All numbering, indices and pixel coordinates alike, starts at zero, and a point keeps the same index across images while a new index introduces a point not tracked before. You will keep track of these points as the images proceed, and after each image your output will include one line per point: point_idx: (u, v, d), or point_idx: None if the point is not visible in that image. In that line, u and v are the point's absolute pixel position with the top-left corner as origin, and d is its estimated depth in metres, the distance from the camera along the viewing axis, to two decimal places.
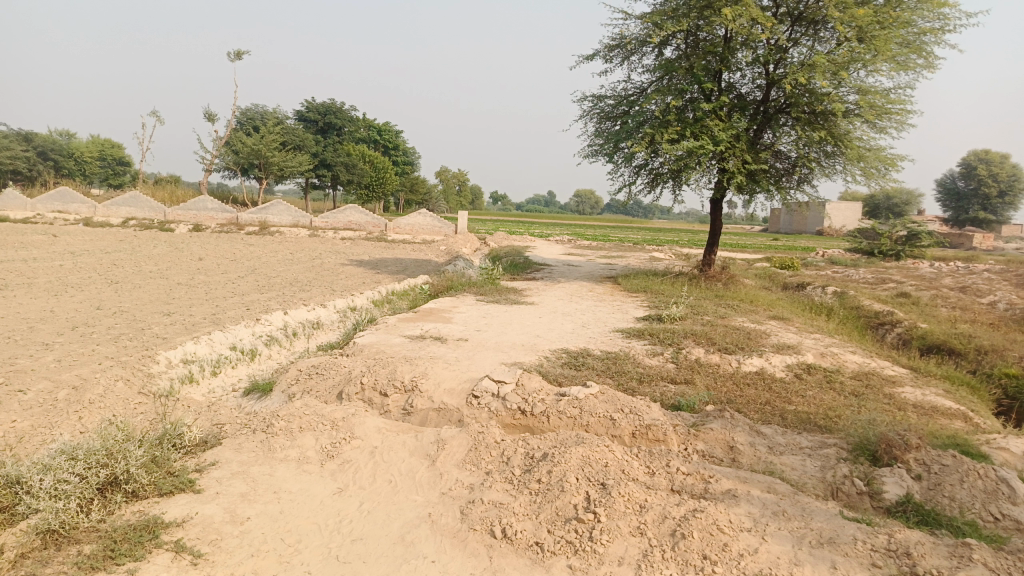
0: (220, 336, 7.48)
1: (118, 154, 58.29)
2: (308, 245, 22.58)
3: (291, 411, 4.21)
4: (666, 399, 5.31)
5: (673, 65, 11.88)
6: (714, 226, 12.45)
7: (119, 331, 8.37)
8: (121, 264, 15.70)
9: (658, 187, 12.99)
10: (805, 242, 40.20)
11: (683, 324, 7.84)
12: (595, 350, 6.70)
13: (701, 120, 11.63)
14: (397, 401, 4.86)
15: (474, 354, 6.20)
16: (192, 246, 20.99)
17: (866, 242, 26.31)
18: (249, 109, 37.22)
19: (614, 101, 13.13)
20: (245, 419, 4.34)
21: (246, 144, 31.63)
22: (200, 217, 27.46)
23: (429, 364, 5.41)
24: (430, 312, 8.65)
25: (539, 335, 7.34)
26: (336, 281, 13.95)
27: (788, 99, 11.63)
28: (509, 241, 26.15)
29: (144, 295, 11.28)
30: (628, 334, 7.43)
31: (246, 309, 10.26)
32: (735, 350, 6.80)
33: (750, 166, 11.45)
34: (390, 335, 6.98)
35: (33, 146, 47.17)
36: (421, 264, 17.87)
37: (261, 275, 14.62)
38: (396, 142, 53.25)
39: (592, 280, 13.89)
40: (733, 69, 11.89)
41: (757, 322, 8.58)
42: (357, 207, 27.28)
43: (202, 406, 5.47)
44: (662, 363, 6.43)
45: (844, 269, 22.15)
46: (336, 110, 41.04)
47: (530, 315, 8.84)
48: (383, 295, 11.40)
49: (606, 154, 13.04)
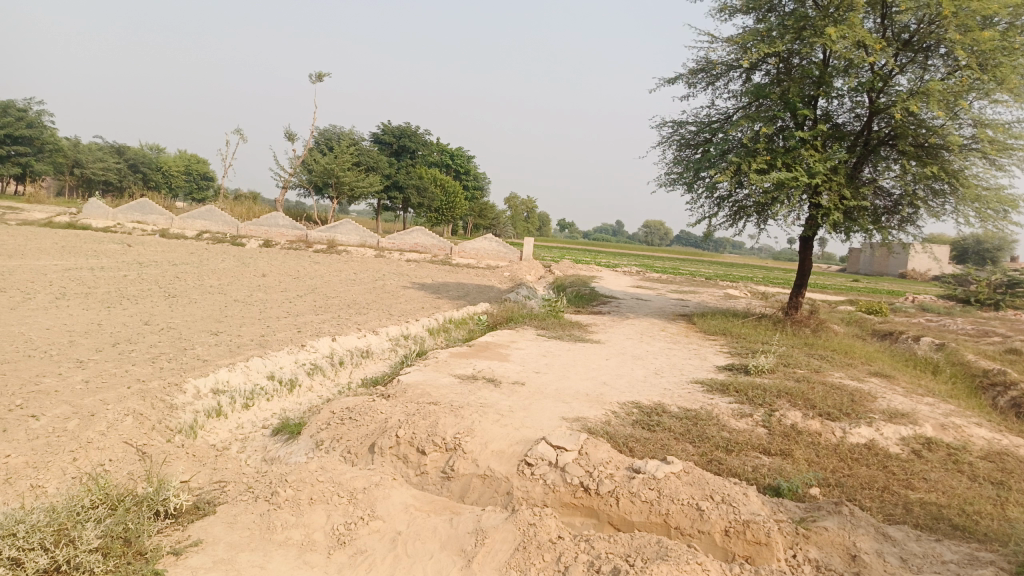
0: (259, 364, 6.90)
1: (201, 169, 60.25)
2: (372, 266, 22.37)
3: (305, 471, 3.50)
4: (761, 480, 4.37)
5: (763, 90, 10.94)
6: (804, 266, 11.34)
7: (160, 351, 7.94)
8: (184, 277, 15.60)
9: (740, 221, 11.99)
10: (890, 285, 37.83)
11: (774, 380, 6.83)
12: (672, 406, 5.81)
13: (794, 149, 10.62)
14: (436, 461, 4.11)
15: (531, 404, 5.39)
16: (258, 261, 20.95)
17: (961, 289, 24.35)
18: (326, 130, 37.94)
19: (696, 128, 12.24)
20: (255, 476, 3.66)
21: (319, 163, 31.97)
22: (271, 233, 27.61)
23: (478, 416, 4.64)
24: (487, 347, 7.89)
25: (606, 383, 6.47)
26: (395, 305, 13.40)
27: (893, 130, 10.50)
28: (575, 270, 25.34)
29: (196, 311, 10.96)
30: (710, 387, 6.50)
31: (296, 331, 9.74)
32: (840, 416, 5.77)
33: (849, 202, 10.33)
34: (438, 373, 6.23)
35: (124, 159, 49.81)
36: (484, 291, 17.27)
37: (320, 295, 14.25)
38: (468, 167, 53.40)
39: (663, 317, 12.96)
40: (831, 96, 10.84)
41: (857, 380, 7.49)
42: (423, 229, 26.96)
43: (222, 450, 4.83)
44: (752, 428, 5.48)
45: (939, 317, 20.35)
46: (411, 134, 41.23)
47: (596, 357, 7.97)
48: (440, 323, 10.75)
49: (685, 184, 12.16)
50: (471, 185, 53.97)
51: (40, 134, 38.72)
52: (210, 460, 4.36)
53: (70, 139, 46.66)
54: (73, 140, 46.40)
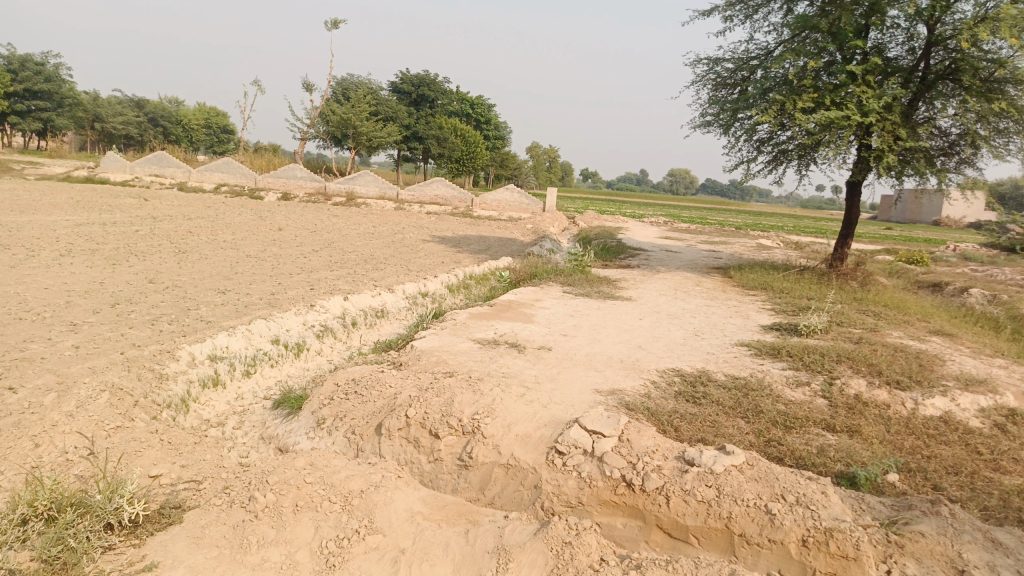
0: (263, 327, 6.36)
1: (221, 121, 59.56)
2: (391, 218, 21.73)
3: (289, 469, 3.14)
4: (831, 466, 3.74)
5: (810, 20, 9.97)
6: (851, 214, 10.51)
7: (161, 312, 7.42)
8: (196, 232, 15.10)
9: (781, 166, 11.16)
10: (927, 233, 36.41)
11: (828, 342, 6.14)
12: (717, 374, 5.18)
13: (844, 86, 9.68)
14: (451, 446, 3.54)
15: (560, 373, 4.78)
16: (275, 214, 20.38)
17: (1005, 238, 23.17)
18: (344, 80, 37.03)
19: (734, 66, 11.32)
20: (237, 475, 3.34)
21: (336, 113, 31.07)
22: (289, 185, 26.97)
23: (499, 390, 4.04)
24: (509, 306, 7.25)
25: (642, 346, 5.85)
26: (413, 260, 12.80)
27: (955, 63, 9.51)
28: (600, 221, 24.50)
29: (205, 268, 10.42)
30: (759, 351, 5.84)
31: (308, 289, 9.18)
32: (911, 385, 5.08)
33: (905, 143, 9.41)
34: (457, 337, 5.64)
35: (144, 113, 49.35)
36: (507, 244, 16.58)
37: (336, 250, 13.67)
38: (489, 116, 52.17)
39: (696, 270, 12.23)
40: (885, 26, 9.86)
41: (916, 341, 6.77)
42: (443, 180, 26.19)
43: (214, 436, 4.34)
44: (810, 401, 4.84)
45: (984, 267, 19.30)
46: (430, 82, 40.13)
47: (628, 316, 7.32)
48: (460, 279, 10.13)
49: (722, 126, 11.30)
50: (491, 134, 52.79)
51: (59, 88, 38.14)
52: (191, 448, 3.86)
53: (88, 92, 46.13)
54: (92, 95, 45.82)
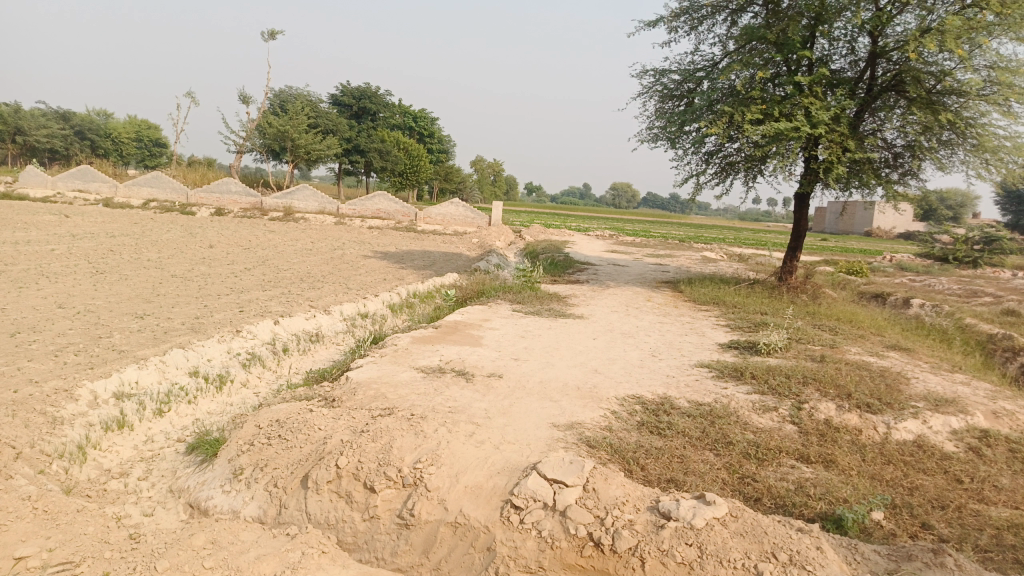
0: (180, 357, 5.71)
1: (153, 134, 57.46)
2: (332, 234, 21.00)
3: (183, 559, 2.85)
4: (814, 507, 3.39)
5: (756, 31, 9.85)
6: (800, 225, 10.41)
7: (67, 341, 6.67)
8: (119, 250, 14.14)
9: (728, 179, 11.04)
10: (862, 244, 37.52)
11: (790, 361, 5.85)
12: (681, 400, 4.82)
13: (791, 97, 9.58)
14: (389, 501, 3.06)
15: (512, 405, 4.33)
16: (207, 231, 19.42)
17: (938, 248, 23.88)
18: (281, 93, 36.10)
19: (680, 77, 11.17)
20: (125, 558, 2.89)
21: (273, 125, 30.09)
22: (223, 200, 25.90)
23: (445, 431, 3.56)
24: (455, 328, 6.77)
25: (598, 370, 5.45)
26: (354, 278, 12.19)
27: (899, 74, 9.51)
28: (546, 235, 24.26)
29: (124, 290, 9.62)
30: (720, 373, 5.50)
31: (238, 311, 8.52)
32: (882, 407, 4.80)
33: (853, 154, 9.34)
34: (398, 366, 5.13)
35: (71, 126, 47.26)
36: (451, 259, 16.10)
37: (271, 268, 12.96)
38: (433, 130, 51.75)
39: (647, 285, 11.98)
40: (829, 37, 9.82)
41: (874, 357, 6.56)
42: (386, 194, 25.57)
43: (113, 497, 3.76)
44: (779, 428, 4.51)
45: (920, 276, 19.76)
46: (371, 95, 39.50)
47: (581, 336, 6.93)
48: (403, 298, 9.62)
49: (669, 138, 11.13)
50: (434, 149, 52.34)
51: None
52: (72, 517, 3.16)
53: (8, 104, 43.77)
54: (14, 106, 43.50)
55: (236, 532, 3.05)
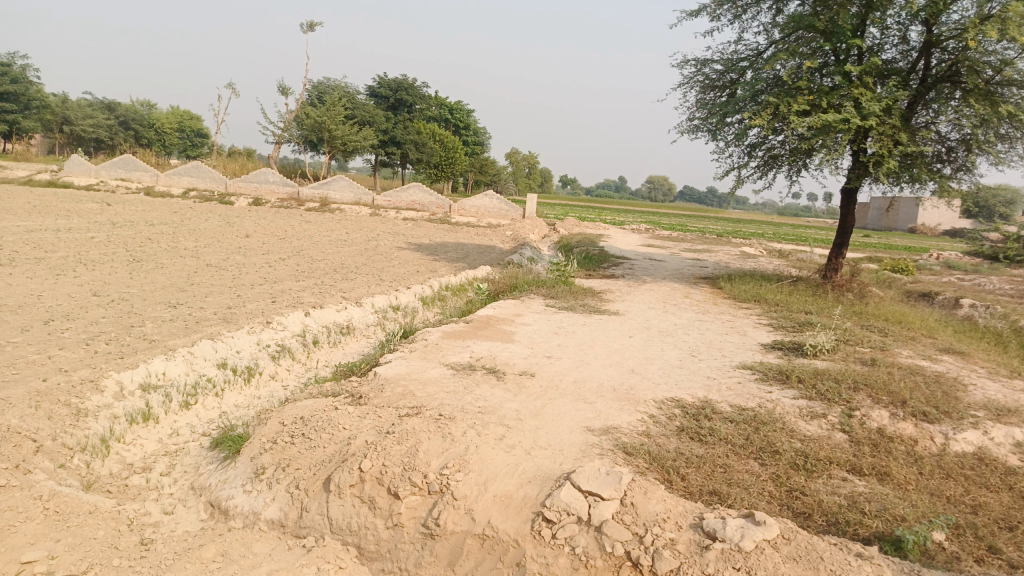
0: (208, 349, 5.62)
1: (194, 125, 58.38)
2: (366, 225, 21.02)
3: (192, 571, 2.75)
4: (870, 526, 3.14)
5: (804, 19, 9.46)
6: (846, 222, 10.02)
7: (99, 330, 6.66)
8: (157, 239, 14.27)
9: (771, 172, 10.68)
10: (907, 241, 36.46)
11: (837, 364, 5.55)
12: (722, 404, 4.58)
13: (840, 87, 9.18)
14: (414, 509, 2.90)
15: (545, 407, 4.14)
16: (244, 221, 19.58)
17: (988, 246, 23.02)
18: (319, 84, 36.30)
19: (722, 67, 10.82)
20: (134, 567, 2.82)
21: (310, 116, 30.22)
22: (261, 190, 26.11)
23: (475, 434, 3.39)
24: (487, 323, 6.59)
25: (634, 371, 5.23)
26: (386, 269, 12.11)
27: (956, 64, 9.05)
28: (581, 227, 23.98)
29: (159, 279, 9.65)
30: (764, 376, 5.24)
31: (269, 302, 8.46)
32: (940, 416, 4.49)
33: (905, 148, 8.93)
34: (426, 362, 4.97)
35: (116, 116, 48.22)
36: (485, 252, 15.95)
37: (305, 258, 12.95)
38: (468, 122, 51.66)
39: (684, 280, 11.68)
40: (881, 25, 9.39)
41: (927, 361, 6.22)
42: (420, 185, 25.53)
43: (133, 494, 3.67)
44: (829, 436, 4.25)
45: (970, 275, 19.05)
46: (408, 87, 39.52)
47: (617, 333, 6.71)
48: (435, 290, 9.48)
49: (710, 130, 10.80)
50: (470, 141, 52.24)
51: (25, 90, 36.79)
52: (83, 518, 3.08)
53: (56, 94, 44.77)
54: (61, 97, 44.47)
55: (250, 542, 2.94)
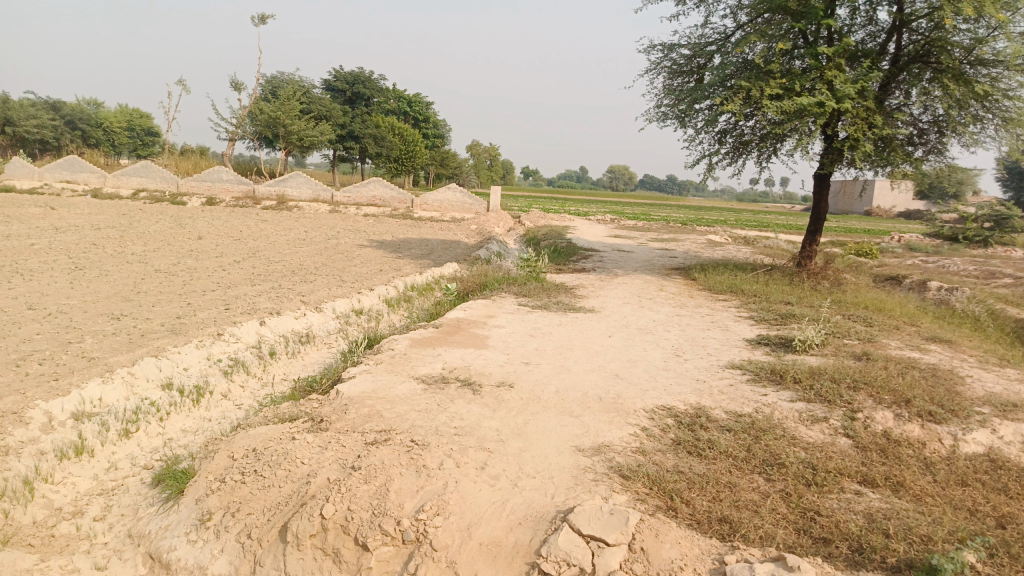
0: (152, 368, 5.07)
1: (145, 123, 56.59)
2: (326, 222, 20.38)
3: None
4: (897, 551, 2.80)
5: (773, 0, 9.18)
6: (819, 209, 9.81)
7: (31, 348, 6.07)
8: (102, 244, 13.50)
9: (741, 159, 10.43)
10: (867, 224, 36.94)
11: (829, 360, 5.26)
12: (716, 411, 4.24)
13: (812, 70, 8.93)
14: (386, 562, 2.49)
15: (528, 424, 3.75)
16: (197, 221, 18.78)
17: (948, 228, 23.29)
18: (273, 78, 35.35)
19: (689, 52, 10.52)
20: None
21: (264, 111, 29.28)
22: (215, 189, 25.21)
23: (453, 465, 2.99)
24: (457, 327, 6.18)
25: (619, 376, 4.87)
26: (348, 269, 11.60)
27: (926, 44, 8.86)
28: (546, 220, 23.64)
29: (103, 288, 9.01)
30: (757, 377, 4.92)
31: (223, 309, 7.92)
32: (946, 416, 4.21)
33: (879, 131, 8.72)
34: (394, 376, 4.53)
35: (61, 115, 46.37)
36: (450, 247, 15.50)
37: (262, 260, 12.34)
38: (428, 115, 50.93)
39: (657, 272, 11.40)
40: (850, 5, 9.16)
41: (917, 352, 5.98)
42: (381, 180, 24.91)
43: (59, 547, 3.19)
44: (833, 442, 3.94)
45: (933, 257, 19.18)
46: (365, 80, 38.70)
47: (596, 333, 6.35)
48: (400, 291, 9.02)
49: (679, 117, 10.50)
50: (430, 134, 51.54)
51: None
52: None
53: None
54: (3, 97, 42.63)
55: None
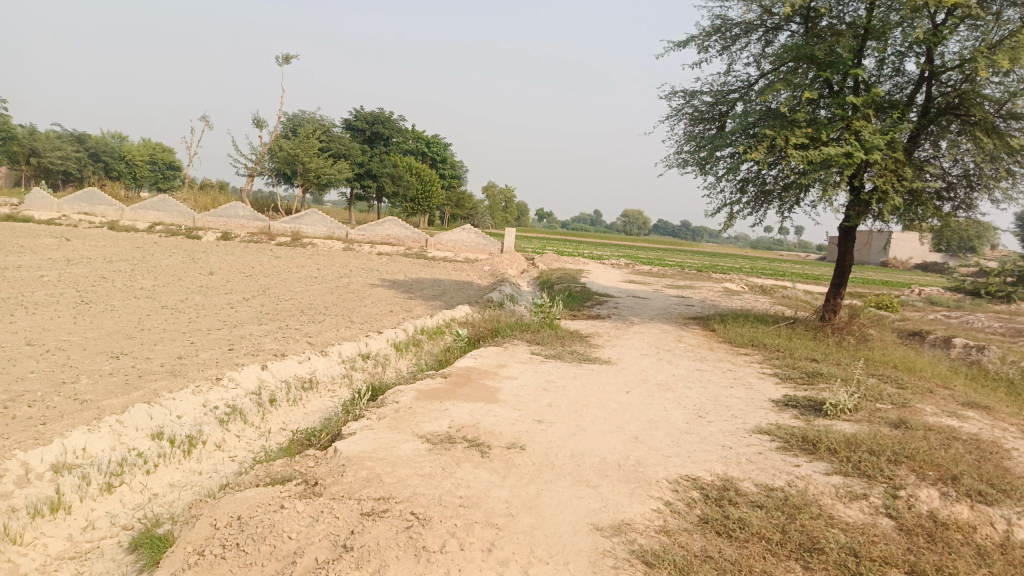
0: (142, 417, 4.73)
1: (166, 157, 57.39)
2: (340, 260, 20.25)
3: None
4: None
5: (799, 49, 9.03)
6: (844, 262, 9.50)
7: (22, 388, 5.81)
8: (112, 277, 13.36)
9: (763, 208, 10.18)
10: (884, 275, 36.44)
11: (864, 427, 4.91)
12: (745, 484, 3.90)
13: (839, 120, 8.72)
14: None
15: (540, 495, 3.43)
16: (210, 256, 18.69)
17: (970, 281, 22.83)
18: (294, 116, 35.79)
19: (712, 99, 10.38)
20: None
21: (283, 148, 29.49)
22: (230, 225, 25.25)
23: (456, 548, 2.67)
24: (467, 378, 5.87)
25: (639, 439, 4.54)
26: (358, 309, 11.35)
27: (955, 97, 8.65)
28: (560, 263, 23.43)
29: (106, 325, 8.79)
30: (788, 444, 4.57)
31: (226, 350, 7.66)
32: (999, 497, 3.83)
33: (908, 183, 8.46)
34: (398, 434, 4.22)
35: (86, 148, 47.01)
36: (463, 289, 15.27)
37: (271, 298, 12.13)
38: (445, 155, 51.34)
39: (674, 322, 11.08)
40: (878, 55, 9.01)
41: (955, 419, 5.59)
42: (396, 219, 24.87)
43: None
44: (875, 524, 3.58)
45: (956, 312, 18.73)
46: (384, 120, 39.09)
47: (613, 388, 6.02)
48: (410, 335, 8.74)
49: (700, 164, 10.30)
50: (447, 174, 51.86)
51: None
52: None
53: (22, 126, 43.59)
54: (30, 129, 43.41)
55: None
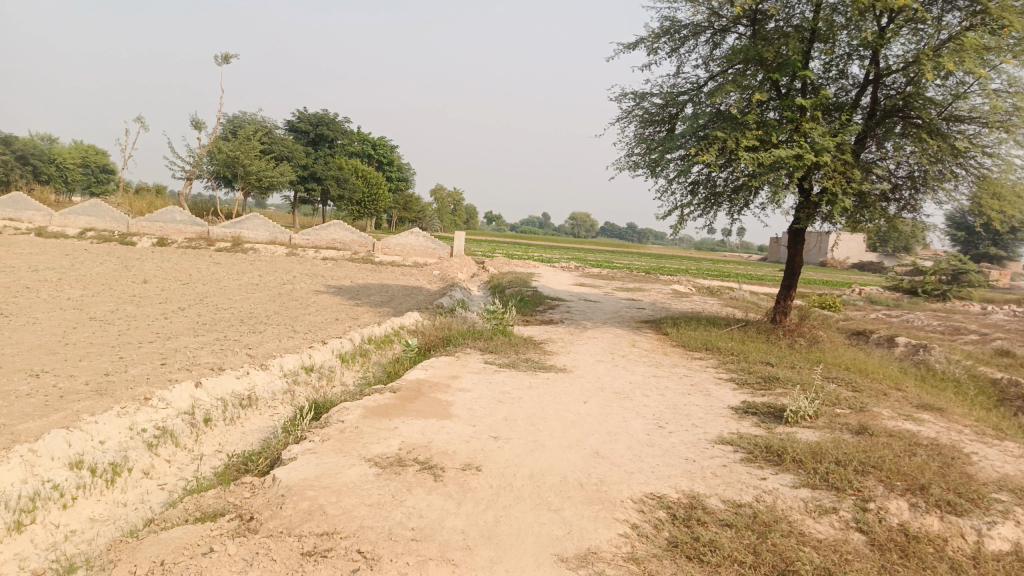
0: (58, 444, 4.28)
1: (100, 160, 55.18)
2: (283, 266, 19.63)
3: None
4: None
5: (749, 51, 9.01)
6: (794, 265, 9.53)
7: None
8: (37, 287, 12.58)
9: (714, 210, 10.16)
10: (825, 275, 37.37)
11: (826, 435, 4.81)
12: (712, 501, 3.72)
13: (789, 122, 8.73)
14: None
15: (500, 522, 3.18)
16: (145, 263, 17.87)
17: (907, 280, 23.49)
18: (235, 118, 34.77)
19: (661, 101, 10.30)
20: None
21: (222, 150, 28.56)
22: (167, 230, 24.28)
23: None
24: (418, 391, 5.58)
25: (600, 454, 4.32)
26: (302, 318, 10.92)
27: (900, 100, 8.75)
28: (510, 266, 23.24)
29: (27, 339, 8.18)
30: (753, 455, 4.42)
31: (159, 365, 7.18)
32: (968, 507, 3.75)
33: (856, 186, 8.51)
34: (344, 457, 3.92)
35: (13, 150, 44.83)
36: (411, 294, 14.91)
37: (209, 307, 11.56)
38: (392, 158, 50.71)
39: (627, 325, 10.96)
40: (825, 58, 9.06)
41: (912, 423, 5.56)
42: (342, 223, 24.30)
43: None
44: (846, 539, 3.43)
45: (895, 310, 19.22)
46: (329, 122, 38.34)
47: (570, 398, 5.80)
48: (357, 344, 8.38)
49: (651, 167, 10.21)
50: (394, 177, 51.20)
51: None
52: None
53: None
54: None
55: None
